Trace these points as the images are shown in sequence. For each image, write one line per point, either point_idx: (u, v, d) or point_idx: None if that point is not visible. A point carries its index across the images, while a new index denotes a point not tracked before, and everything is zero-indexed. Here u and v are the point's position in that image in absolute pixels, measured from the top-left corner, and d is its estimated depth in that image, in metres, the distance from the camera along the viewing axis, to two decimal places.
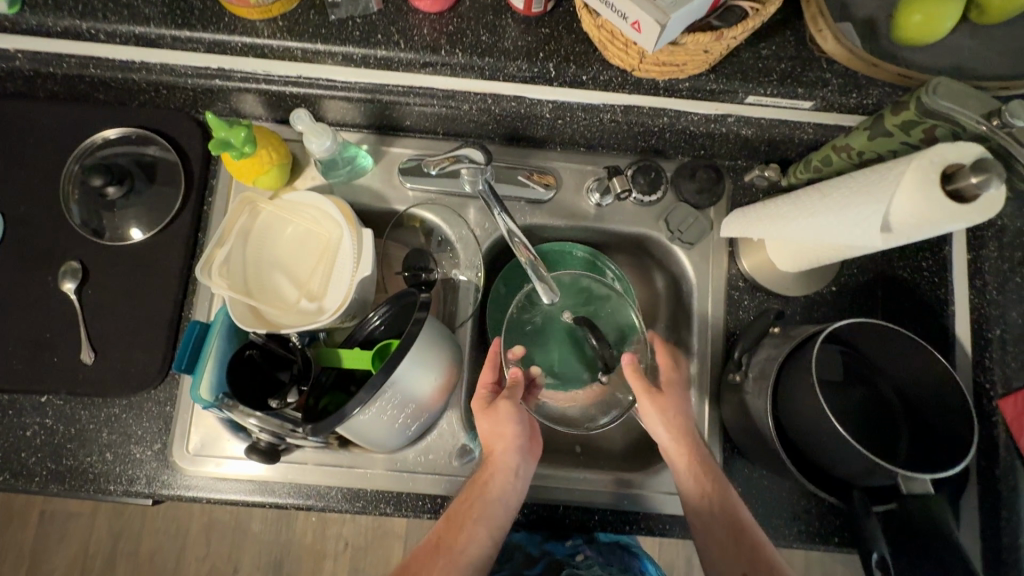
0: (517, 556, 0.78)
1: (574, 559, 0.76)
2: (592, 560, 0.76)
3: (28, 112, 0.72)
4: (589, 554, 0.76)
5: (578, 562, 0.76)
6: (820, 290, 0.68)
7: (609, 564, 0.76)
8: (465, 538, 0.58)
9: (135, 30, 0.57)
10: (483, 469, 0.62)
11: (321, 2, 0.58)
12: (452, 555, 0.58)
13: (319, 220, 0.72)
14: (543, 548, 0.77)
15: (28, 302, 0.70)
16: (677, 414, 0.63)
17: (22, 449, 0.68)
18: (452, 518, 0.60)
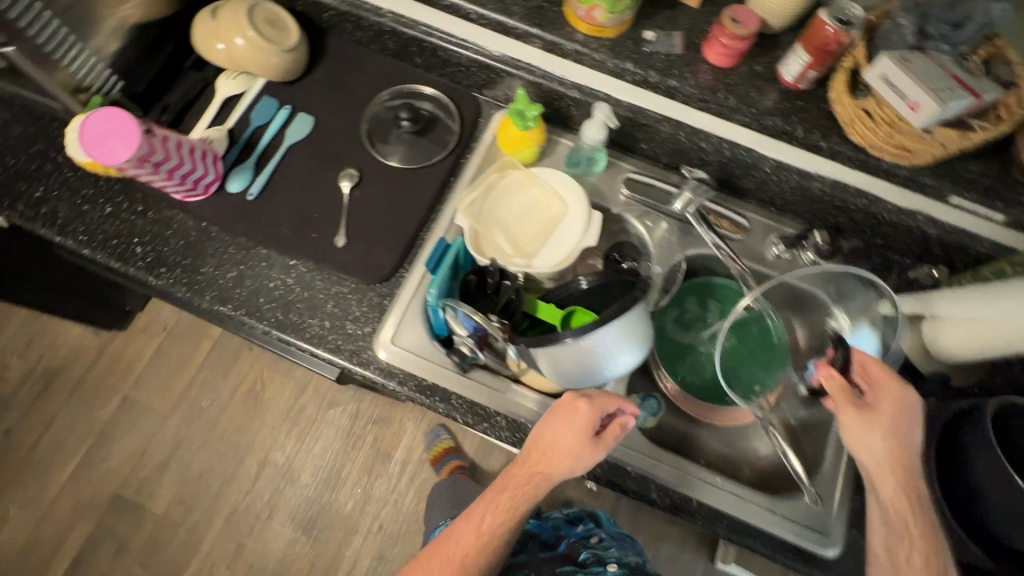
0: (535, 543, 0.93)
1: (589, 540, 0.93)
2: (605, 541, 0.93)
3: (358, 56, 0.94)
4: (603, 535, 0.94)
5: (594, 541, 0.93)
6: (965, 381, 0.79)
7: (622, 547, 0.93)
8: (482, 552, 0.70)
9: (501, 19, 0.77)
10: (529, 487, 0.70)
11: (639, 36, 0.76)
12: (467, 559, 0.70)
13: (550, 192, 0.86)
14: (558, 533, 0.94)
15: (308, 186, 0.85)
16: (901, 448, 0.63)
17: (261, 296, 0.80)
18: (478, 534, 0.70)
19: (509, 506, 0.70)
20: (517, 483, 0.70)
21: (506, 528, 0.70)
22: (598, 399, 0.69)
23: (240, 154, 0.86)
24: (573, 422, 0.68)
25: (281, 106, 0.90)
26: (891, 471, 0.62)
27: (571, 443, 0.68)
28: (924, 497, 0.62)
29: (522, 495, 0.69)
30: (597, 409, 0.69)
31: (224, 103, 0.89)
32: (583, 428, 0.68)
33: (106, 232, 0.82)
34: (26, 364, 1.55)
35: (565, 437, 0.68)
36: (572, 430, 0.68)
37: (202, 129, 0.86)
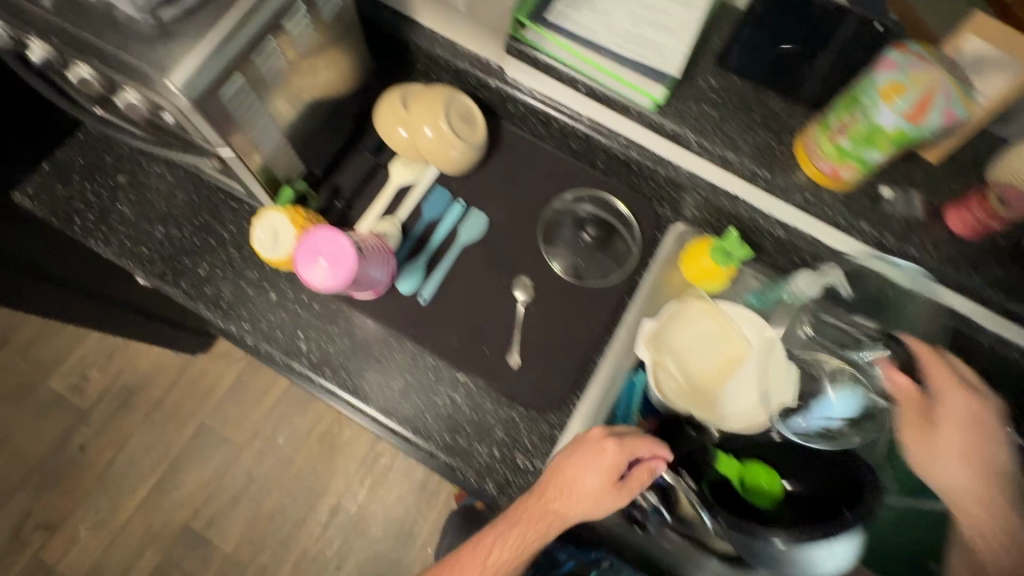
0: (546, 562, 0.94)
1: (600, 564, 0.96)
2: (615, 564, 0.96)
3: (534, 150, 0.89)
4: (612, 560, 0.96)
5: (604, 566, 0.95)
6: None
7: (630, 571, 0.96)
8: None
9: (728, 156, 0.71)
10: (545, 526, 0.66)
11: (876, 193, 0.70)
12: None
13: (739, 333, 0.80)
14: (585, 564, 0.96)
15: (481, 293, 0.81)
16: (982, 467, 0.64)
17: (428, 413, 0.76)
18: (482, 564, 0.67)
19: (520, 543, 0.66)
20: (528, 519, 0.66)
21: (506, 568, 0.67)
22: (628, 444, 0.67)
23: (411, 251, 0.82)
24: (597, 463, 0.65)
25: (453, 199, 0.85)
26: (977, 513, 0.63)
27: (593, 485, 0.65)
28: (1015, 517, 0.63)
29: (532, 532, 0.66)
30: (624, 453, 0.66)
31: (396, 191, 0.84)
32: (608, 473, 0.65)
33: (270, 321, 0.78)
34: (105, 378, 1.53)
35: (599, 482, 0.65)
36: (595, 471, 0.65)
37: (374, 219, 0.81)
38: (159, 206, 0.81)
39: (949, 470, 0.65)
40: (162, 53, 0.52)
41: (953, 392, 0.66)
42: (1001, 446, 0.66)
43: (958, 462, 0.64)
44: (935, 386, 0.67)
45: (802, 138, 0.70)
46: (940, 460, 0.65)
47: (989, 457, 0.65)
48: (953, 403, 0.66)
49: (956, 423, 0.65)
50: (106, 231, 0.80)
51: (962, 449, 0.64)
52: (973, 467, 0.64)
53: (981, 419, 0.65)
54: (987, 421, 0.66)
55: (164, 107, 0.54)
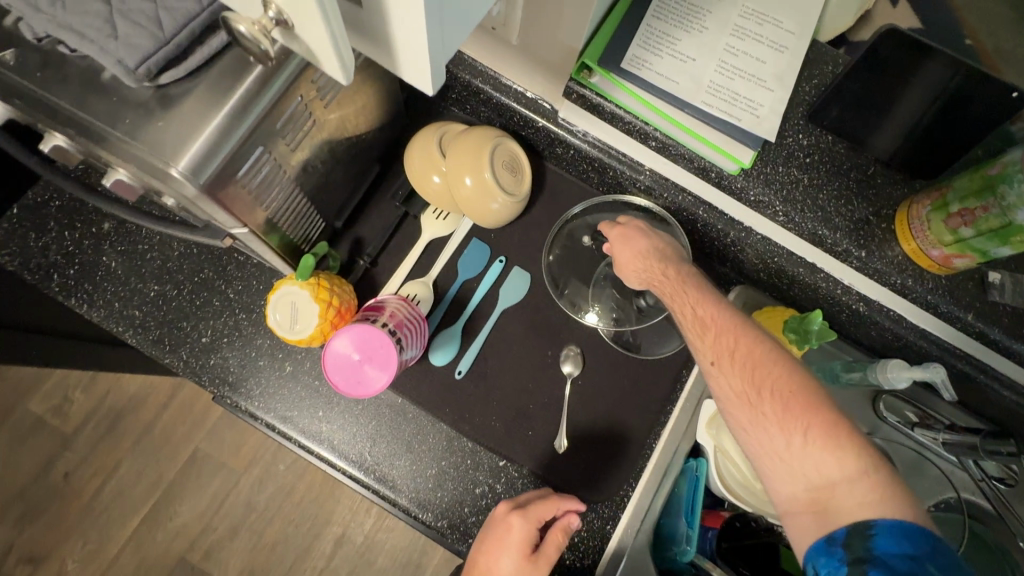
0: None
1: None
2: None
3: (581, 196, 0.79)
4: None
5: None
6: None
7: None
8: None
9: (817, 230, 0.63)
10: None
11: (980, 278, 0.62)
12: None
13: None
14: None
15: (524, 367, 0.72)
16: (736, 332, 0.51)
17: (465, 504, 0.66)
18: None
19: None
20: None
21: None
22: (534, 509, 0.58)
23: (445, 316, 0.72)
24: (511, 543, 0.57)
25: (492, 255, 0.75)
26: (781, 403, 0.47)
27: (508, 570, 0.56)
28: (808, 385, 0.47)
29: None
30: (532, 519, 0.58)
31: (427, 245, 0.74)
32: (518, 550, 0.56)
33: (283, 398, 0.68)
34: (90, 400, 1.42)
35: (513, 563, 0.56)
36: (508, 553, 0.56)
37: (402, 280, 0.72)
38: (152, 260, 0.70)
39: (796, 468, 0.45)
40: (161, 130, 0.41)
41: (747, 331, 0.52)
42: (843, 415, 0.47)
43: (771, 430, 0.47)
44: (710, 355, 0.52)
45: (907, 209, 0.61)
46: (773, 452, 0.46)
47: (784, 381, 0.48)
48: (734, 355, 0.50)
49: (748, 366, 0.49)
50: (90, 291, 0.69)
51: (767, 427, 0.47)
52: (814, 461, 0.45)
53: (738, 327, 0.52)
54: (768, 354, 0.50)
55: (165, 188, 0.44)
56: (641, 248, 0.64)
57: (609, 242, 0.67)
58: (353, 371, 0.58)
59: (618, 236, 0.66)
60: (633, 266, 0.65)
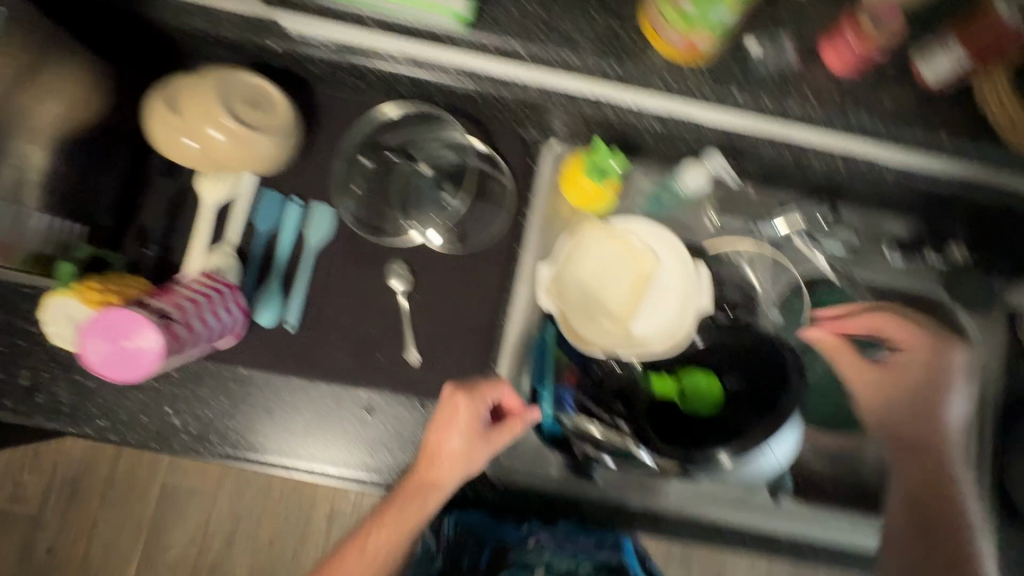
0: (471, 542, 0.77)
1: (523, 544, 0.77)
2: (543, 546, 0.76)
3: (362, 109, 0.74)
4: (541, 539, 0.77)
5: (528, 547, 0.76)
6: None
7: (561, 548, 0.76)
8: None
9: (565, 57, 0.59)
10: (422, 497, 0.62)
11: (740, 51, 0.60)
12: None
13: (642, 248, 0.73)
14: (493, 533, 0.78)
15: (356, 297, 0.70)
16: (924, 421, 0.69)
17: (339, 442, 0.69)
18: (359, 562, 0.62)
19: (398, 525, 0.62)
20: (404, 497, 0.62)
21: (386, 555, 0.62)
22: (483, 391, 0.63)
23: (259, 275, 0.70)
24: (462, 420, 0.62)
25: (287, 199, 0.72)
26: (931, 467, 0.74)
27: (459, 443, 0.62)
28: (959, 505, 0.64)
29: (417, 508, 0.62)
30: (484, 400, 0.63)
31: (217, 212, 0.70)
32: (468, 426, 0.62)
33: (128, 409, 0.67)
34: (42, 478, 1.42)
35: (463, 436, 0.62)
36: (461, 430, 0.62)
37: (201, 255, 0.68)
38: None
39: (917, 507, 0.65)
40: None
41: (921, 421, 0.69)
42: (962, 533, 0.62)
43: (900, 549, 0.63)
44: (900, 343, 0.71)
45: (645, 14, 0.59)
46: (858, 389, 0.72)
47: (932, 483, 0.66)
48: (916, 355, 0.71)
49: (925, 477, 0.66)
50: None
51: (936, 543, 0.62)
52: (914, 452, 0.68)
53: (915, 410, 0.69)
54: (947, 397, 0.69)
55: None
56: (874, 320, 0.72)
57: (823, 340, 0.73)
58: (101, 326, 0.50)
59: (830, 344, 0.73)
60: (826, 343, 0.73)
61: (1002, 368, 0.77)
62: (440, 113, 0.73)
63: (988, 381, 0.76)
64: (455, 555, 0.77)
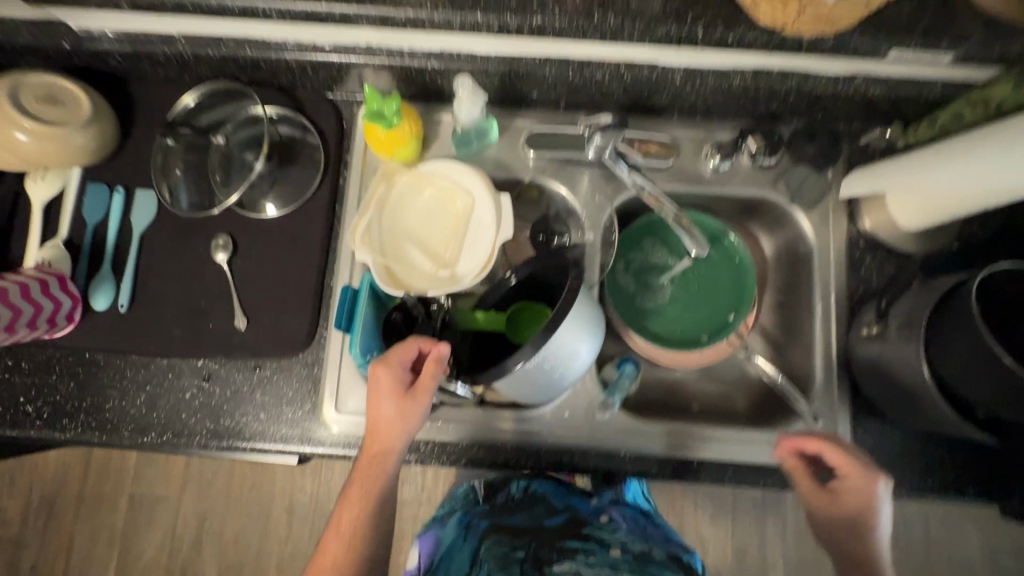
0: (541, 509, 0.76)
1: (598, 518, 0.74)
2: (615, 522, 0.74)
3: (176, 96, 0.78)
4: (613, 516, 0.75)
5: (602, 521, 0.74)
6: (928, 248, 0.74)
7: (632, 530, 0.73)
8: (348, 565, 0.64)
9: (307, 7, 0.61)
10: (375, 466, 0.65)
11: None
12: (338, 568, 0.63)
13: (453, 189, 0.74)
14: (567, 503, 0.77)
15: (184, 273, 0.74)
16: (857, 521, 0.64)
17: (183, 410, 0.72)
18: (338, 544, 0.65)
19: (357, 499, 0.65)
20: (361, 472, 0.65)
21: (359, 530, 0.65)
22: (394, 355, 0.63)
23: (91, 264, 0.74)
24: (385, 389, 0.64)
25: (113, 190, 0.76)
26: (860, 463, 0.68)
27: (390, 410, 0.64)
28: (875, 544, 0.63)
29: (372, 477, 0.65)
30: (398, 364, 0.63)
31: (48, 210, 0.75)
32: (392, 390, 0.63)
33: None
34: (20, 500, 1.51)
35: (389, 401, 0.64)
36: (386, 397, 0.63)
37: (33, 252, 0.73)
38: None
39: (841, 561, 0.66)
40: None
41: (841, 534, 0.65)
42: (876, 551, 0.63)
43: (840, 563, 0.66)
44: (842, 472, 0.64)
45: None
46: (826, 519, 0.66)
47: (851, 533, 0.64)
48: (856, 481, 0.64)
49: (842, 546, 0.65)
50: None
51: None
52: (851, 510, 0.64)
53: (861, 512, 0.64)
54: (877, 521, 0.63)
55: None
56: (804, 485, 0.67)
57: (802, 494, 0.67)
58: None
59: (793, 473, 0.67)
60: (816, 498, 0.66)
61: (841, 261, 0.75)
62: (244, 88, 0.76)
63: (827, 277, 0.75)
64: (516, 505, 0.77)
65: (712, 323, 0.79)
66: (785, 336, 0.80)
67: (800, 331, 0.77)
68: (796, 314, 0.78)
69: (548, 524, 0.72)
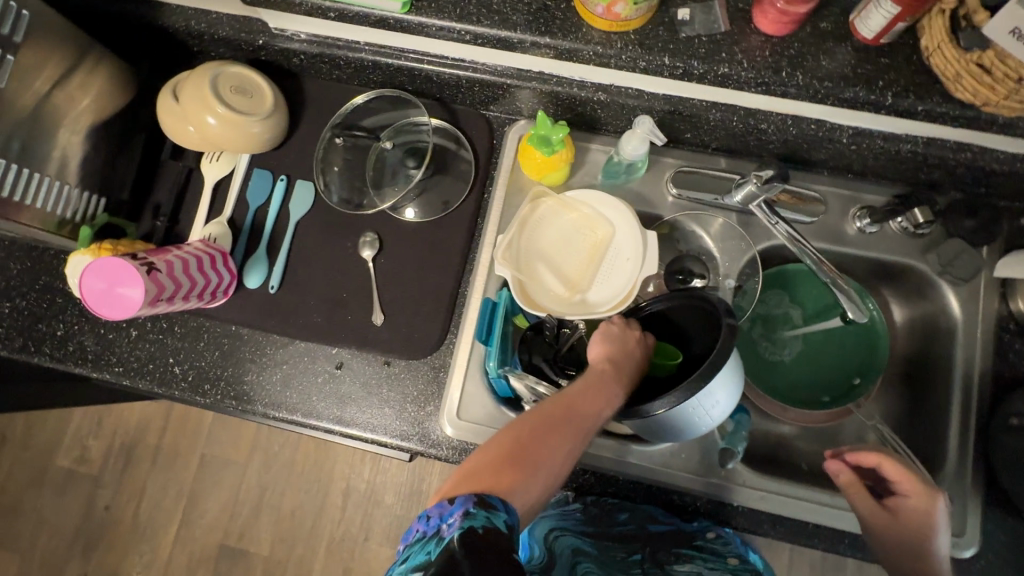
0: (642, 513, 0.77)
1: (706, 536, 0.75)
2: (724, 540, 0.75)
3: (343, 97, 0.83)
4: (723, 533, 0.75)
5: (711, 539, 0.75)
6: None
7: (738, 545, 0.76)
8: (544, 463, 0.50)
9: (501, 34, 0.64)
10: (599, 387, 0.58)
11: (670, 19, 0.62)
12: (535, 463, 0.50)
13: (598, 218, 0.76)
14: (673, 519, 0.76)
15: (331, 263, 0.78)
16: (923, 546, 0.62)
17: (313, 393, 0.76)
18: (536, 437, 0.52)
19: (571, 405, 0.56)
20: (582, 385, 0.58)
21: (563, 440, 0.53)
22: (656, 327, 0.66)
23: (248, 243, 0.79)
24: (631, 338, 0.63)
25: (276, 177, 0.81)
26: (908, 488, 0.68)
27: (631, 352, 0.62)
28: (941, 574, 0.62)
29: (595, 395, 0.57)
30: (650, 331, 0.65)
31: (216, 189, 0.81)
32: (635, 342, 0.63)
33: (138, 358, 0.78)
34: (103, 441, 1.61)
35: (629, 345, 0.63)
36: (630, 342, 0.63)
37: (201, 226, 0.79)
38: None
39: None
40: None
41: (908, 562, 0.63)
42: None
43: None
44: (902, 488, 0.65)
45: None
46: (887, 540, 0.64)
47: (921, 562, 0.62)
48: (913, 497, 0.64)
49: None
50: None
51: None
52: (912, 536, 0.63)
53: (923, 533, 0.63)
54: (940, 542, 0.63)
55: None
56: (863, 500, 0.66)
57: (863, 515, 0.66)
58: (112, 269, 0.61)
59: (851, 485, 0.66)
60: (875, 518, 0.65)
61: (988, 342, 0.72)
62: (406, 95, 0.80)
63: (971, 358, 0.72)
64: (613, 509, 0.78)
65: (834, 386, 0.79)
66: (911, 408, 0.78)
67: (930, 406, 0.75)
68: (928, 388, 0.76)
69: (655, 531, 0.76)
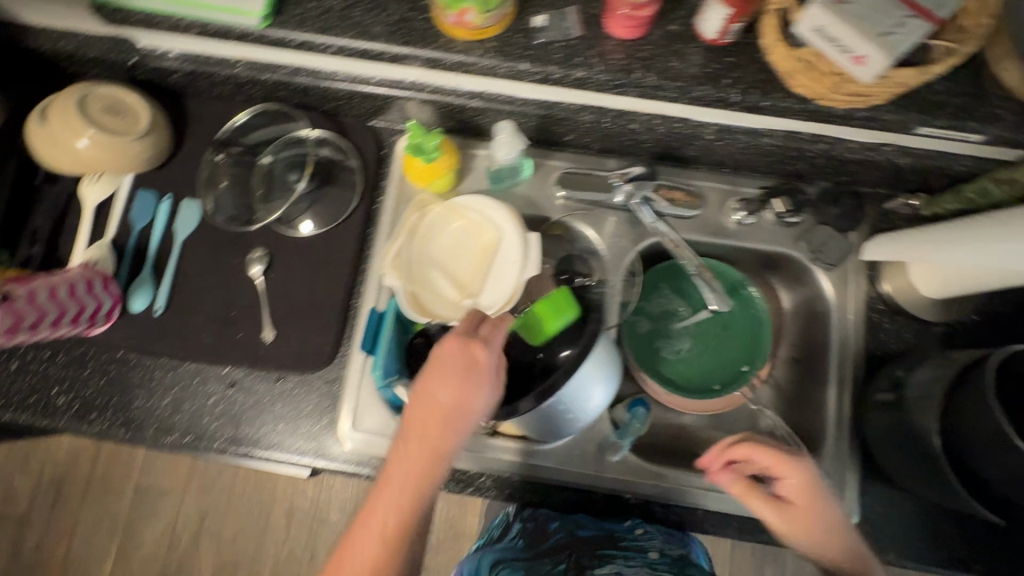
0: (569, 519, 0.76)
1: (632, 533, 0.72)
2: (650, 534, 0.72)
3: (228, 113, 0.82)
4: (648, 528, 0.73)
5: (638, 535, 0.72)
6: (948, 317, 0.75)
7: (669, 540, 0.72)
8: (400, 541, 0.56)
9: (363, 46, 0.64)
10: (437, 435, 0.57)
11: (527, 26, 0.64)
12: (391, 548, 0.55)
13: (482, 222, 0.76)
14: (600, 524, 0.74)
15: (220, 282, 0.77)
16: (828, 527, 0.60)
17: (204, 415, 0.75)
18: (390, 518, 0.56)
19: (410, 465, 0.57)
20: (416, 437, 0.58)
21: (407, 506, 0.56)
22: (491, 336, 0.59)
23: (133, 266, 0.78)
24: (456, 362, 0.57)
25: (161, 197, 0.80)
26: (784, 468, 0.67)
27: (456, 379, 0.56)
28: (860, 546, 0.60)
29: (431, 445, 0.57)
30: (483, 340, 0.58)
31: (99, 211, 0.79)
32: (464, 363, 0.57)
33: (18, 389, 0.75)
34: (30, 478, 1.54)
35: (456, 371, 0.56)
36: (458, 371, 0.56)
37: (81, 250, 0.77)
38: None
39: None
40: None
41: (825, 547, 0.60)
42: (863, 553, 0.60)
43: None
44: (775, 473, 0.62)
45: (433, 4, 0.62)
46: (798, 537, 0.61)
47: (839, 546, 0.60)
48: (788, 479, 0.62)
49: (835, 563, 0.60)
50: None
51: None
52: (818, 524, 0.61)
53: (817, 513, 0.61)
54: (836, 515, 0.61)
55: None
56: (756, 501, 0.63)
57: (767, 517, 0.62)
58: None
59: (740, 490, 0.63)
60: (775, 515, 0.62)
61: (859, 323, 0.76)
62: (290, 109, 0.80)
63: (844, 338, 0.75)
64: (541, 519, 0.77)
65: (724, 373, 0.81)
66: (797, 390, 0.81)
67: (812, 387, 0.78)
68: (811, 370, 0.79)
69: (583, 535, 0.72)
